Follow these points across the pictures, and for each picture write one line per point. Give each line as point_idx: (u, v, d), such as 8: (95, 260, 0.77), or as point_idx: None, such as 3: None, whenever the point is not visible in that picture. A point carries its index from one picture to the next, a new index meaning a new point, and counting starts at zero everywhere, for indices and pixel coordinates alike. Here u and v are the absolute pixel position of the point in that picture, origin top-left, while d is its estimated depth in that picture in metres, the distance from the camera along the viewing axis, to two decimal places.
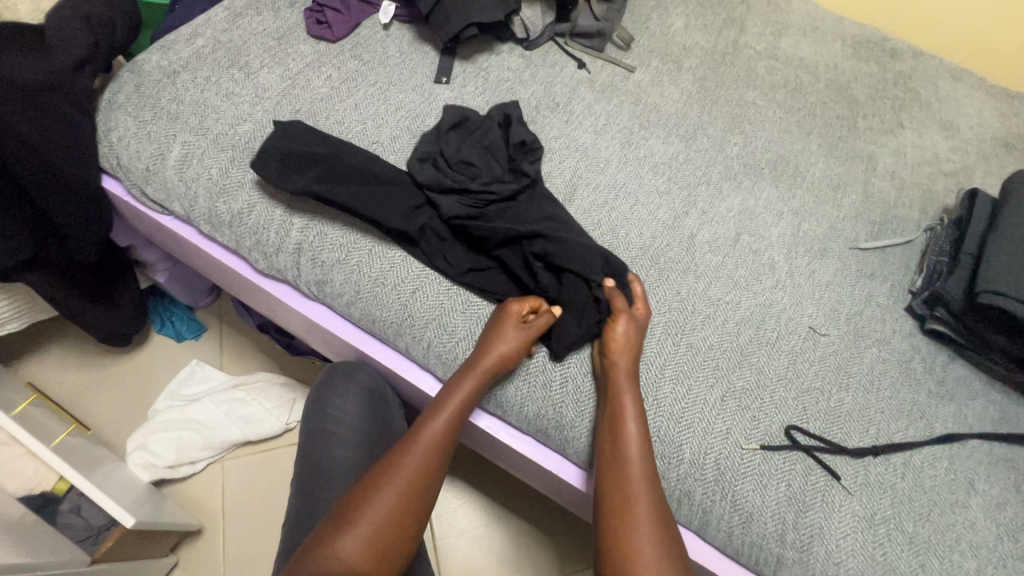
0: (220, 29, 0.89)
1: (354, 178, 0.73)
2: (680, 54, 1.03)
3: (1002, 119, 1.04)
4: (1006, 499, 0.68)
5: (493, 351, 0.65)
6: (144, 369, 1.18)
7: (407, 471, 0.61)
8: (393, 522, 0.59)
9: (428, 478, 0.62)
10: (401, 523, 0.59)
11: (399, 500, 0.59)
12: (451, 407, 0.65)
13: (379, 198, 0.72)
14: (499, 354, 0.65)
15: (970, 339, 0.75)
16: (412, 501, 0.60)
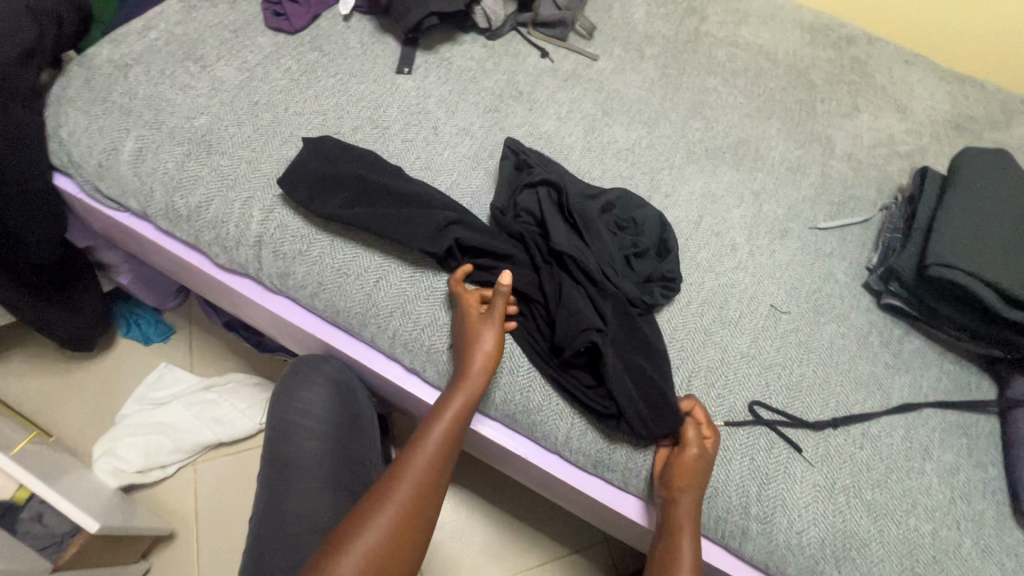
0: (174, 22, 0.87)
1: (315, 171, 0.73)
2: (642, 43, 1.04)
3: (953, 101, 1.08)
4: (959, 464, 0.71)
5: (477, 353, 0.65)
6: (110, 374, 1.16)
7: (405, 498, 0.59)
8: (389, 550, 0.56)
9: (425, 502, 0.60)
10: (399, 551, 0.56)
11: (397, 526, 0.57)
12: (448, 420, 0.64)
13: (405, 221, 0.70)
14: (483, 354, 0.65)
15: (924, 311, 0.78)
16: (410, 526, 0.58)
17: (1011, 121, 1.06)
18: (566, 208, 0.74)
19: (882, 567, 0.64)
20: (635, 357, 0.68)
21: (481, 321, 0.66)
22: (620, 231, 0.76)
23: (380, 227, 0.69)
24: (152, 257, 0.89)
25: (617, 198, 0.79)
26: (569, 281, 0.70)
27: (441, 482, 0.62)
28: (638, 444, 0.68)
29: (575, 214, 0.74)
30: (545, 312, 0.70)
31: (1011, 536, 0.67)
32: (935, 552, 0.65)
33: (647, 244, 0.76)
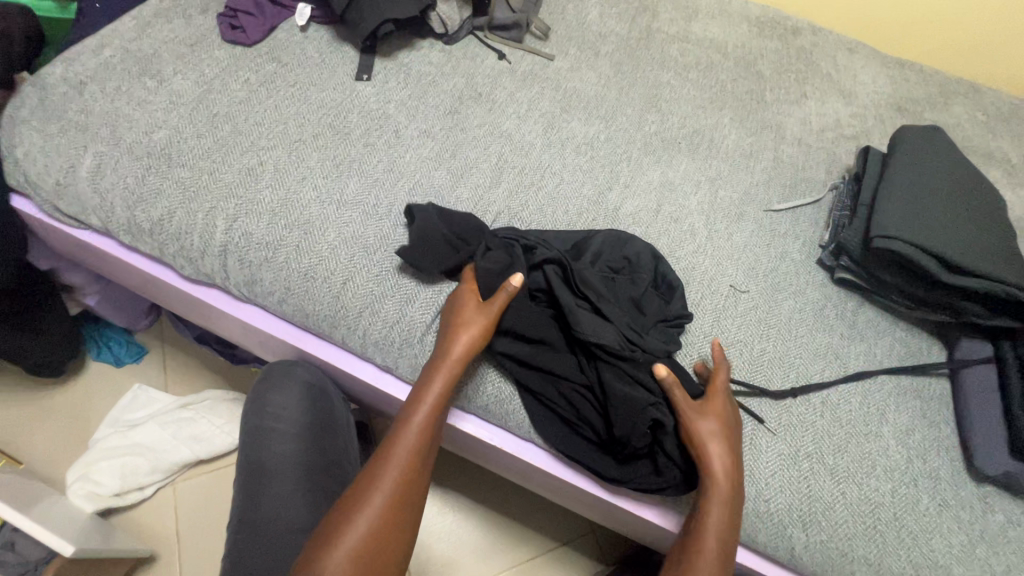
0: (129, 39, 0.87)
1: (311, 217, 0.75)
2: (596, 42, 1.07)
3: (895, 85, 1.13)
4: (913, 425, 0.74)
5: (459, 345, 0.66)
6: (81, 398, 1.14)
7: (388, 486, 0.61)
8: (377, 538, 0.58)
9: (409, 488, 0.62)
10: (385, 538, 0.59)
11: (381, 515, 0.59)
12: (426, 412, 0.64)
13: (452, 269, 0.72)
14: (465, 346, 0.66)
15: (875, 282, 0.81)
16: (394, 513, 0.60)
17: (949, 100, 1.12)
18: (573, 281, 0.71)
19: (846, 527, 0.67)
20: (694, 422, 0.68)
21: (473, 309, 0.68)
22: (616, 275, 0.76)
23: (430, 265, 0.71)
24: (119, 274, 0.88)
25: (604, 240, 0.79)
26: (606, 362, 0.68)
27: (424, 466, 0.64)
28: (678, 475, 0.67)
29: (587, 287, 0.71)
30: (598, 404, 0.68)
31: (965, 490, 0.70)
32: (895, 509, 0.68)
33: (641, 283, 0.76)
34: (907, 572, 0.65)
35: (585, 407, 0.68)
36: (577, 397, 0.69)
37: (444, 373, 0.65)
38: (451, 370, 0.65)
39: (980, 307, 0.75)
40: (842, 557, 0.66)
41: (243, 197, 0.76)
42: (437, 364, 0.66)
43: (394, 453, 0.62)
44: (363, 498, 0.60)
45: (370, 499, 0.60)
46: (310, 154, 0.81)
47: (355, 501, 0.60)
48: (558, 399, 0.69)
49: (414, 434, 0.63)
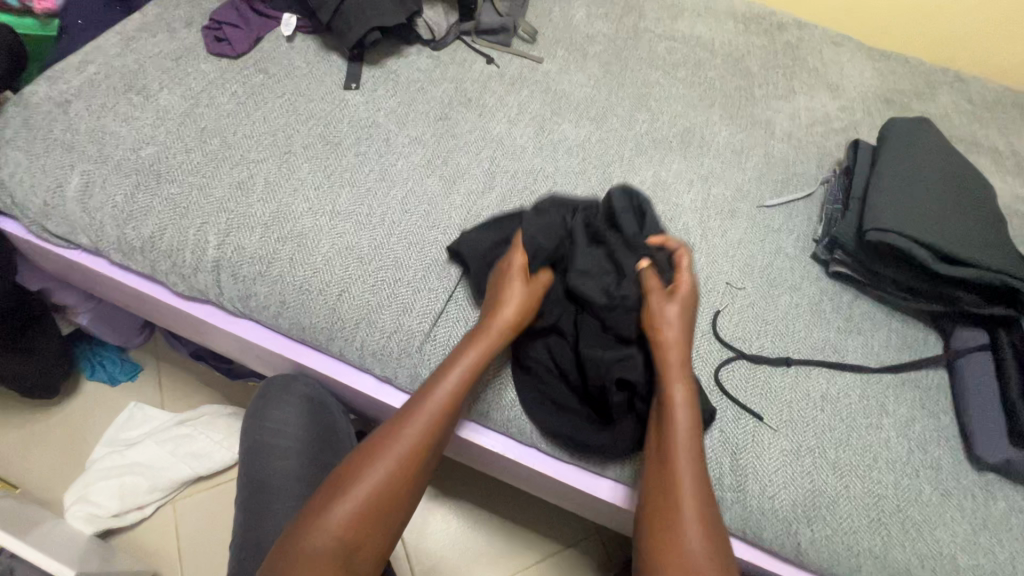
0: (113, 55, 0.86)
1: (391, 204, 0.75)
2: (584, 43, 1.07)
3: (881, 77, 1.14)
4: (914, 416, 0.74)
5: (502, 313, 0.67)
6: (77, 419, 1.12)
7: (410, 440, 0.61)
8: (395, 487, 0.60)
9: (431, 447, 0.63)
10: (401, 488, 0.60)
11: (400, 467, 0.60)
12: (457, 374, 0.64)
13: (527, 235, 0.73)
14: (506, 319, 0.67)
15: (869, 274, 0.82)
16: (411, 468, 0.61)
17: (935, 91, 1.13)
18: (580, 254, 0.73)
19: (851, 521, 0.67)
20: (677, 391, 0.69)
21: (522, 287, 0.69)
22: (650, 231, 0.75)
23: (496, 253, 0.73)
24: (110, 293, 0.87)
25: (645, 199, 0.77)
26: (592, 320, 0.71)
27: (449, 430, 0.65)
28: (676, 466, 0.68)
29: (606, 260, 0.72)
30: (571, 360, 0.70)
31: (967, 479, 0.71)
32: (898, 501, 0.68)
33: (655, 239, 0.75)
34: (913, 563, 0.65)
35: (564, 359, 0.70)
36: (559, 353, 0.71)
37: (486, 343, 0.66)
38: (492, 346, 0.66)
39: (974, 296, 0.75)
40: (849, 551, 0.66)
41: (235, 211, 0.75)
42: (478, 334, 0.66)
43: (423, 412, 0.62)
44: (387, 448, 0.60)
45: (393, 452, 0.60)
46: (300, 165, 0.80)
47: (376, 449, 0.61)
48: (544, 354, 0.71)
49: (447, 398, 0.63)
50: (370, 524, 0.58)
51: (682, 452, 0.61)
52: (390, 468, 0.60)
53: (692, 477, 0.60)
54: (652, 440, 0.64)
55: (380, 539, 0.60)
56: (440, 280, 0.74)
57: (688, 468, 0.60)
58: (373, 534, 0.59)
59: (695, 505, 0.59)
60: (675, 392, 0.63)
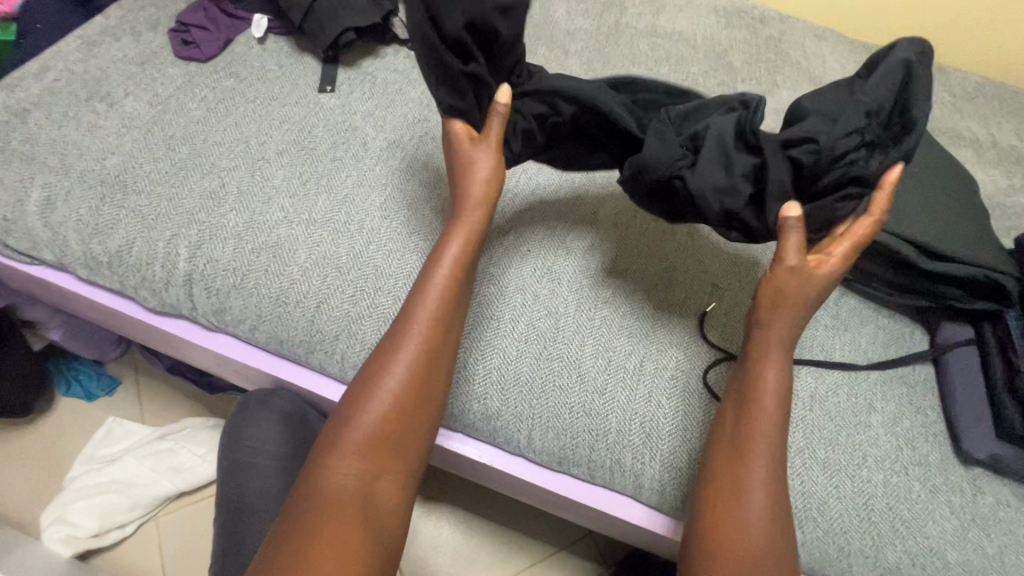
0: (75, 60, 0.83)
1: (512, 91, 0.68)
2: (565, 40, 1.05)
3: (863, 70, 1.13)
4: (902, 413, 0.74)
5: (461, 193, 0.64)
6: (52, 436, 1.09)
7: (403, 361, 0.59)
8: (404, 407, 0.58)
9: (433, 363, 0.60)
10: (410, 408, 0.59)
11: (404, 386, 0.58)
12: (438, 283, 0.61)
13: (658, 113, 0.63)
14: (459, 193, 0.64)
15: (855, 271, 0.81)
16: (417, 387, 0.59)
17: None
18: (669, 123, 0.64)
19: (842, 521, 0.67)
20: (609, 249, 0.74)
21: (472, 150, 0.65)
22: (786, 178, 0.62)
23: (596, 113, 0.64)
24: (80, 309, 0.84)
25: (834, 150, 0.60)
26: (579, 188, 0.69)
27: (450, 340, 0.62)
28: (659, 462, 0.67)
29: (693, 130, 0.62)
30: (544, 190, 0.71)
31: (955, 474, 0.71)
32: (888, 499, 0.68)
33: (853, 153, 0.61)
34: (904, 561, 0.65)
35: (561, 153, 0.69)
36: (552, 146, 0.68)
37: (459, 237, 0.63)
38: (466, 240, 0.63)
39: (960, 292, 0.75)
40: (840, 551, 0.66)
41: (206, 222, 0.72)
42: (452, 229, 0.64)
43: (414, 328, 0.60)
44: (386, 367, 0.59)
45: (392, 374, 0.58)
46: (274, 172, 0.78)
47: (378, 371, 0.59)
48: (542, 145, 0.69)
49: (431, 303, 0.60)
50: (385, 447, 0.57)
51: (760, 425, 0.59)
52: (395, 388, 0.58)
53: (766, 455, 0.58)
54: (730, 412, 0.61)
55: (400, 461, 0.58)
56: None
57: (767, 453, 0.58)
58: (393, 458, 0.58)
59: (767, 479, 0.57)
60: (766, 373, 0.61)
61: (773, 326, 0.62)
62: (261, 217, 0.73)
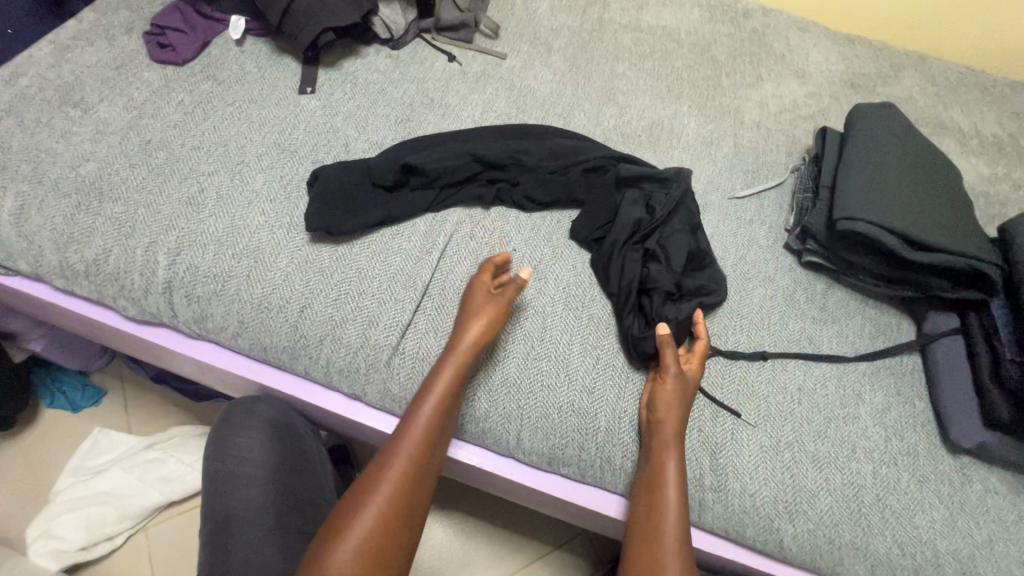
0: (47, 66, 0.81)
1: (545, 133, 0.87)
2: (548, 37, 1.05)
3: (847, 61, 1.14)
4: (890, 403, 0.74)
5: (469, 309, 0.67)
6: (37, 449, 1.07)
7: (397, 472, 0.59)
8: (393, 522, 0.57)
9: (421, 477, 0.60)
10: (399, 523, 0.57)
11: (394, 500, 0.57)
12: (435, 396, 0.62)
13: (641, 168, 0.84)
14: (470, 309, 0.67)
15: (841, 263, 0.81)
16: (404, 505, 0.58)
17: (900, 74, 1.13)
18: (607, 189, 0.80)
19: (832, 514, 0.67)
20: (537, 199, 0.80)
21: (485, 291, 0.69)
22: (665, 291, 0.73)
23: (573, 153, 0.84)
24: (59, 319, 0.83)
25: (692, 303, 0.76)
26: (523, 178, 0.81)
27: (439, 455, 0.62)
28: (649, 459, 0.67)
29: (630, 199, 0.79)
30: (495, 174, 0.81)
31: (943, 463, 0.71)
32: (877, 490, 0.68)
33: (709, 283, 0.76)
34: (894, 551, 0.66)
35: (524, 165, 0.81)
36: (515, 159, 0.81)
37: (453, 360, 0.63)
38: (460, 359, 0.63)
39: (945, 281, 0.75)
40: (831, 543, 0.66)
41: (185, 228, 0.71)
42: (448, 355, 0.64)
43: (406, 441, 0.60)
44: (375, 483, 0.58)
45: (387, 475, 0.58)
46: (254, 176, 0.76)
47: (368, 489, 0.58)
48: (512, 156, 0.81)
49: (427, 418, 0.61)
50: (372, 573, 0.54)
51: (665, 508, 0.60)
52: (385, 504, 0.57)
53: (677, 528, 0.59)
54: (642, 501, 0.62)
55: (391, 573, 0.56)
56: (406, 290, 0.71)
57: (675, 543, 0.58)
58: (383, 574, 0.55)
59: (683, 565, 0.57)
60: (669, 461, 0.62)
61: (669, 427, 0.63)
62: (240, 222, 0.72)
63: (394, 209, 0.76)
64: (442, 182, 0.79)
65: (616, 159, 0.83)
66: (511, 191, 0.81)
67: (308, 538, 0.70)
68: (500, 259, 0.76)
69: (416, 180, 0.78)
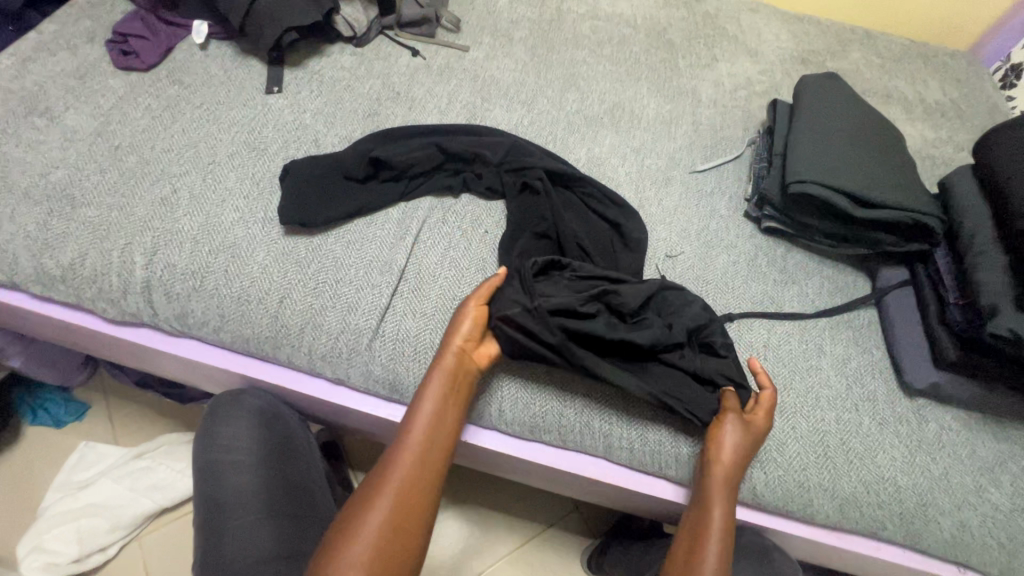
0: (10, 77, 0.82)
1: (504, 133, 0.88)
2: (509, 28, 1.08)
3: (796, 39, 1.19)
4: (849, 353, 0.79)
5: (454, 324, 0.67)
6: (22, 467, 1.06)
7: (399, 471, 0.60)
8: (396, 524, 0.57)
9: (423, 477, 0.61)
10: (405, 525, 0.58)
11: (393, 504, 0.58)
12: (431, 395, 0.63)
13: (596, 183, 0.85)
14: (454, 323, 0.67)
15: (798, 227, 0.85)
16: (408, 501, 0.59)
17: (847, 48, 1.18)
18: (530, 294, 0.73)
19: (800, 459, 0.71)
20: (494, 193, 0.83)
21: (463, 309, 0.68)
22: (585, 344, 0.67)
23: (534, 148, 0.86)
24: (39, 329, 0.83)
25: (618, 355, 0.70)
26: (487, 170, 0.83)
27: (439, 457, 0.62)
28: (625, 417, 0.71)
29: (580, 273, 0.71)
30: (459, 168, 0.84)
31: (900, 405, 0.75)
32: (841, 434, 0.72)
33: (687, 313, 0.72)
34: (859, 490, 0.70)
35: (481, 160, 0.83)
36: (475, 153, 0.83)
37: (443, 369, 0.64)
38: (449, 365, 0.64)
39: (892, 236, 0.80)
40: (800, 487, 0.70)
41: (160, 228, 0.72)
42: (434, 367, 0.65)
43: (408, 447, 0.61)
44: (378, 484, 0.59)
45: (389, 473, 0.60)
46: (226, 174, 0.78)
47: (370, 493, 0.59)
48: (471, 149, 0.83)
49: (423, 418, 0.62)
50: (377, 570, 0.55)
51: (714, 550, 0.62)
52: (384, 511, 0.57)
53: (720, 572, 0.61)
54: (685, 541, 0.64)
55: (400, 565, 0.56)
56: (383, 275, 0.73)
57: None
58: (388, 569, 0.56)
59: None
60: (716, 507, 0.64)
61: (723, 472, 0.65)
62: (215, 219, 0.74)
63: (365, 199, 0.78)
64: (410, 173, 0.81)
65: (575, 179, 0.83)
66: (472, 181, 0.83)
67: (301, 520, 0.73)
68: (473, 241, 0.79)
69: (384, 172, 0.80)
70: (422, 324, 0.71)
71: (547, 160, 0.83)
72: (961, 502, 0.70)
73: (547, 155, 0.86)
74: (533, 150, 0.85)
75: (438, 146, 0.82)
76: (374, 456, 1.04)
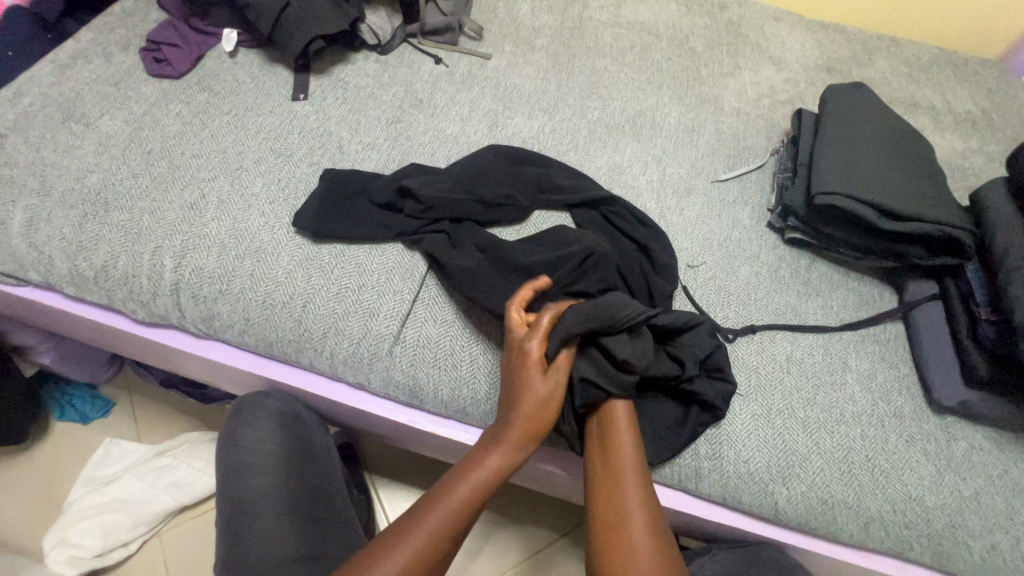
0: (48, 84, 0.84)
1: (535, 164, 0.86)
2: (530, 36, 1.08)
3: (821, 47, 1.17)
4: (875, 368, 0.77)
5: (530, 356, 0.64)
6: (50, 462, 1.09)
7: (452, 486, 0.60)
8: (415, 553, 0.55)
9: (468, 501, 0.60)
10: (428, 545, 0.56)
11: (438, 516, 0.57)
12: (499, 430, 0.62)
13: (622, 208, 0.83)
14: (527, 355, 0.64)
15: (823, 238, 0.84)
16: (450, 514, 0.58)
17: (873, 57, 1.17)
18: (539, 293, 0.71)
19: (824, 475, 0.69)
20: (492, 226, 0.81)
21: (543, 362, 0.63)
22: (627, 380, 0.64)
23: (567, 182, 0.84)
24: (71, 327, 0.86)
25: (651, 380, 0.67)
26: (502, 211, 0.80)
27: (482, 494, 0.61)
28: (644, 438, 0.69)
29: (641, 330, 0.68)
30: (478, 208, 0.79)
31: (928, 422, 0.74)
32: (867, 452, 0.71)
33: (699, 345, 0.70)
34: (885, 508, 0.68)
35: (505, 209, 0.80)
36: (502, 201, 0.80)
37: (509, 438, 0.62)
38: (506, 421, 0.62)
39: (920, 249, 0.78)
40: (824, 504, 0.69)
41: (189, 232, 0.74)
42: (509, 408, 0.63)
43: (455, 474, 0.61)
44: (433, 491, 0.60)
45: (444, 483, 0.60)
46: (253, 180, 0.79)
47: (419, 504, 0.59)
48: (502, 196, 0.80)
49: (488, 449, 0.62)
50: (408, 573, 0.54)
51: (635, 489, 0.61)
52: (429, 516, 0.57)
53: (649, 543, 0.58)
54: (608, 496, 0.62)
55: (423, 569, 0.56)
56: (405, 281, 0.74)
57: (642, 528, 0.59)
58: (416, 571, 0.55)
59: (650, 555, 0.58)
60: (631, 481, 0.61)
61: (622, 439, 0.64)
62: (241, 223, 0.75)
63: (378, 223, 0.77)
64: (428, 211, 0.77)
65: (601, 199, 0.83)
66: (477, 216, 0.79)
67: (323, 523, 0.73)
68: None
69: (409, 204, 0.78)
70: (443, 331, 0.72)
71: (575, 195, 0.82)
72: (991, 524, 0.68)
73: (574, 187, 0.84)
74: (564, 190, 0.82)
75: (470, 193, 0.79)
76: (391, 460, 1.05)
